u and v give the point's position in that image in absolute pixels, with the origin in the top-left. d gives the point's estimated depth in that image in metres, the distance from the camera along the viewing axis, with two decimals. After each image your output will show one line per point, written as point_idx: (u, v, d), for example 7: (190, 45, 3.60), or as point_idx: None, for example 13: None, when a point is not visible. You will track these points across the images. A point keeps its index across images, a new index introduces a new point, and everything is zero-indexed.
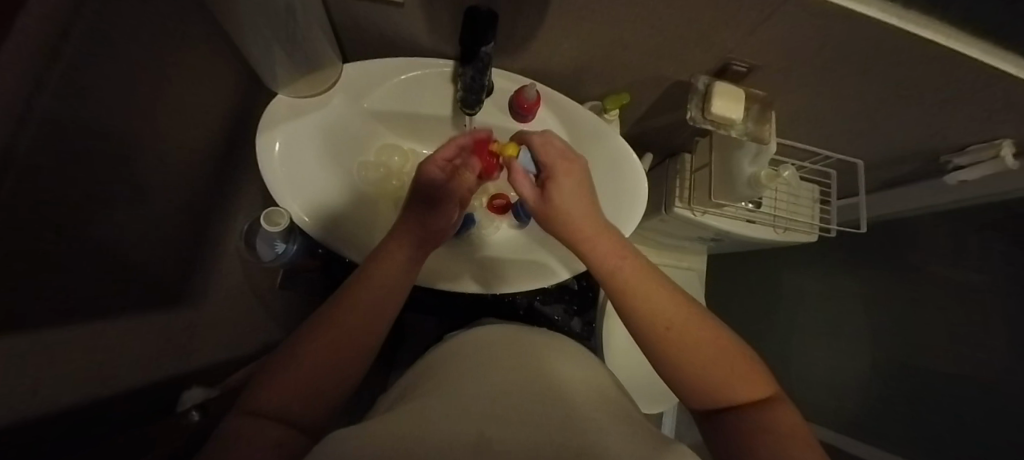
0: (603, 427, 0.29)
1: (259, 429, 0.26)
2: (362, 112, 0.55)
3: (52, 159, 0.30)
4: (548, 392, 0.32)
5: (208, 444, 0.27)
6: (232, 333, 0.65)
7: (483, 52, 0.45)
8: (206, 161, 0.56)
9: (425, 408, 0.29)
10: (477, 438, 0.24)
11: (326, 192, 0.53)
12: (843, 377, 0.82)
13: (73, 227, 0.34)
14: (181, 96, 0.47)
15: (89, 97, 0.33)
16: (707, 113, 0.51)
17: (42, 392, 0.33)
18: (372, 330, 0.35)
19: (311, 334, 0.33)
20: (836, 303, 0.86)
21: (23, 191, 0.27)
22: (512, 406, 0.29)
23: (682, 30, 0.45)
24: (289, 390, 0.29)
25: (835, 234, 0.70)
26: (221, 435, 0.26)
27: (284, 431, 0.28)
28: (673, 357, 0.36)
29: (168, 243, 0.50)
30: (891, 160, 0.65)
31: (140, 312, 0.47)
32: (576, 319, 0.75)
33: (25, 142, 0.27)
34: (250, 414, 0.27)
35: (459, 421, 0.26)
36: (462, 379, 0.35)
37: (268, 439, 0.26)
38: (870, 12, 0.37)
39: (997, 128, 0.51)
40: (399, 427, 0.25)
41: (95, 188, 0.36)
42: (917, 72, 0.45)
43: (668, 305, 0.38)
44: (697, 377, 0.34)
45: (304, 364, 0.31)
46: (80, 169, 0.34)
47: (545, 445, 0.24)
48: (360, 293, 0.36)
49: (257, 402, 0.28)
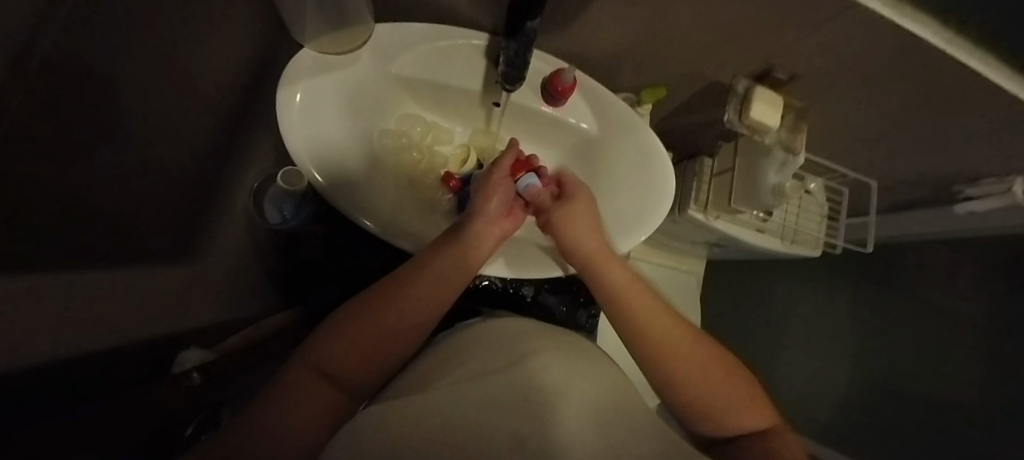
0: (634, 426, 0.28)
1: (316, 391, 0.31)
2: (388, 77, 0.52)
3: (54, 86, 0.27)
4: (603, 387, 0.33)
5: (276, 381, 0.32)
6: (227, 296, 0.62)
7: (529, 27, 0.42)
8: (220, 115, 0.52)
9: (448, 403, 0.26)
10: (513, 438, 0.22)
11: (347, 157, 0.50)
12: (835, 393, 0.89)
13: (66, 161, 0.31)
14: (208, 42, 0.43)
15: (105, 24, 0.30)
16: (744, 118, 0.52)
17: (11, 346, 0.30)
18: (423, 322, 0.38)
19: (358, 314, 0.36)
20: (830, 317, 0.91)
21: (20, 125, 0.25)
22: (535, 405, 0.26)
23: (734, 30, 0.44)
24: (346, 362, 0.33)
25: (840, 250, 0.71)
26: (285, 381, 0.31)
27: (334, 396, 0.32)
28: (672, 380, 0.38)
29: (173, 198, 0.47)
30: (904, 183, 0.67)
31: (128, 267, 0.43)
32: (583, 311, 0.74)
33: (30, 66, 0.24)
34: (307, 370, 0.32)
35: (488, 422, 0.23)
36: (479, 374, 0.32)
37: (318, 402, 0.31)
38: (923, 33, 0.37)
39: (1015, 164, 0.52)
40: (422, 426, 0.22)
41: (98, 124, 0.33)
42: (947, 98, 0.46)
43: (674, 335, 0.41)
44: (697, 398, 0.37)
45: (360, 341, 0.34)
46: (85, 103, 0.31)
47: (585, 442, 0.23)
48: (415, 285, 0.38)
49: (313, 359, 0.33)
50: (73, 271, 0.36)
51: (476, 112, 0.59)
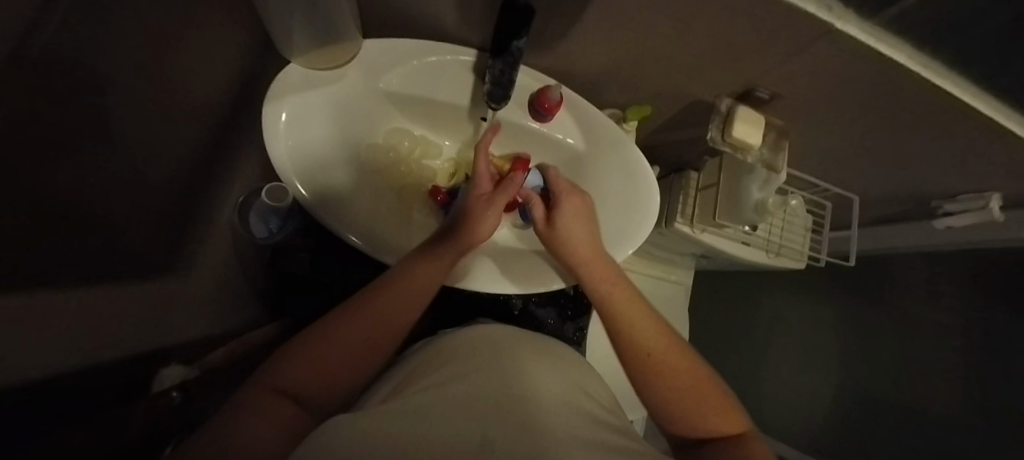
0: (606, 431, 0.28)
1: (277, 405, 0.29)
2: (376, 92, 0.52)
3: (55, 88, 0.28)
4: (577, 393, 0.33)
5: (223, 408, 0.29)
6: (210, 310, 0.62)
7: (516, 46, 0.44)
8: (207, 127, 0.52)
9: (417, 408, 0.27)
10: (480, 437, 0.22)
11: (330, 170, 0.50)
12: (821, 404, 0.89)
13: (63, 165, 0.32)
14: (193, 58, 0.44)
15: (94, 43, 0.30)
16: (727, 136, 0.53)
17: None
18: (392, 334, 0.37)
19: (322, 331, 0.34)
20: (816, 329, 0.92)
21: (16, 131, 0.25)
22: (500, 406, 0.26)
23: (716, 51, 0.45)
24: (312, 375, 0.32)
25: (824, 264, 0.72)
26: (238, 402, 0.28)
27: (296, 411, 0.30)
28: (650, 378, 0.39)
29: (159, 212, 0.47)
30: (885, 199, 0.69)
31: (109, 282, 0.43)
32: (570, 324, 0.74)
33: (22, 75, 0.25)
34: (266, 389, 0.29)
35: (455, 422, 0.24)
36: (449, 379, 0.32)
37: (280, 416, 0.28)
38: (896, 55, 0.39)
39: (989, 181, 0.54)
40: (388, 428, 0.23)
41: (96, 131, 0.34)
42: (923, 119, 0.48)
43: (651, 329, 0.42)
44: (670, 398, 0.37)
45: (331, 353, 0.33)
46: (83, 109, 0.32)
47: (553, 444, 0.23)
48: (388, 291, 0.38)
49: (271, 379, 0.30)
50: (50, 287, 0.35)
51: (463, 127, 0.60)
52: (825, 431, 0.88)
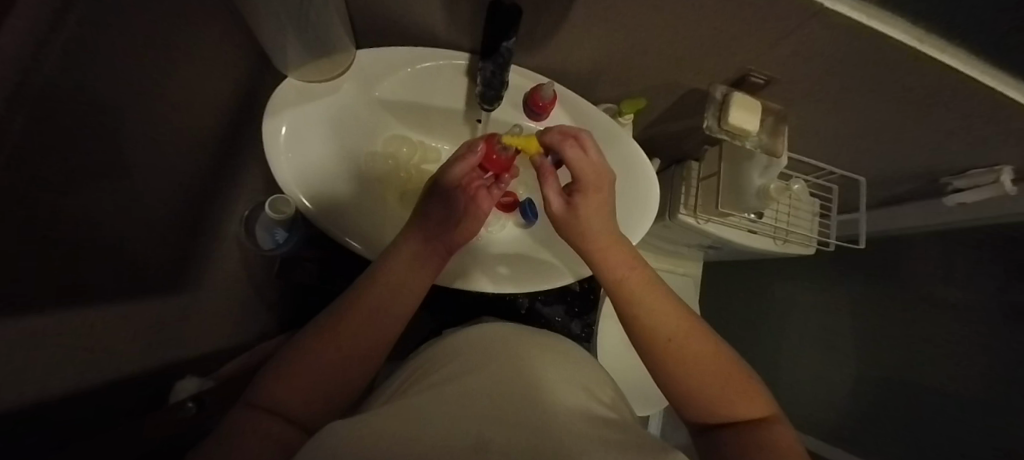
0: (606, 425, 0.28)
1: (263, 423, 0.29)
2: (372, 101, 0.53)
3: (59, 115, 0.29)
4: (576, 387, 0.33)
5: (214, 430, 0.29)
6: (221, 322, 0.63)
7: (505, 47, 0.44)
8: (208, 144, 0.53)
9: (419, 409, 0.27)
10: (478, 439, 0.22)
11: (331, 181, 0.51)
12: (839, 390, 0.88)
13: (74, 189, 0.33)
14: (192, 79, 0.45)
15: (92, 71, 0.31)
16: (723, 123, 0.52)
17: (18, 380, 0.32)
18: (381, 338, 0.37)
19: (310, 344, 0.34)
20: (831, 315, 0.91)
21: (29, 157, 0.27)
22: (501, 404, 0.26)
23: (706, 39, 0.45)
24: (300, 390, 0.32)
25: (833, 248, 0.71)
26: (228, 424, 0.29)
27: (285, 428, 0.29)
28: (672, 367, 0.38)
29: (167, 228, 0.49)
30: (891, 179, 0.68)
31: (127, 297, 0.45)
32: (576, 321, 0.76)
33: (28, 104, 0.26)
34: (253, 408, 0.30)
35: (453, 423, 0.24)
36: (456, 374, 0.33)
37: (268, 434, 0.28)
38: (893, 32, 0.38)
39: (998, 155, 0.53)
40: (389, 430, 0.23)
41: (102, 154, 0.35)
42: (925, 95, 0.47)
43: (668, 314, 0.41)
44: (688, 387, 0.37)
45: (315, 366, 0.33)
46: (88, 134, 0.33)
47: (550, 441, 0.23)
48: (375, 294, 0.38)
49: (258, 398, 0.30)
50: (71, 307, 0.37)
51: (461, 130, 0.60)
52: (846, 417, 0.86)
